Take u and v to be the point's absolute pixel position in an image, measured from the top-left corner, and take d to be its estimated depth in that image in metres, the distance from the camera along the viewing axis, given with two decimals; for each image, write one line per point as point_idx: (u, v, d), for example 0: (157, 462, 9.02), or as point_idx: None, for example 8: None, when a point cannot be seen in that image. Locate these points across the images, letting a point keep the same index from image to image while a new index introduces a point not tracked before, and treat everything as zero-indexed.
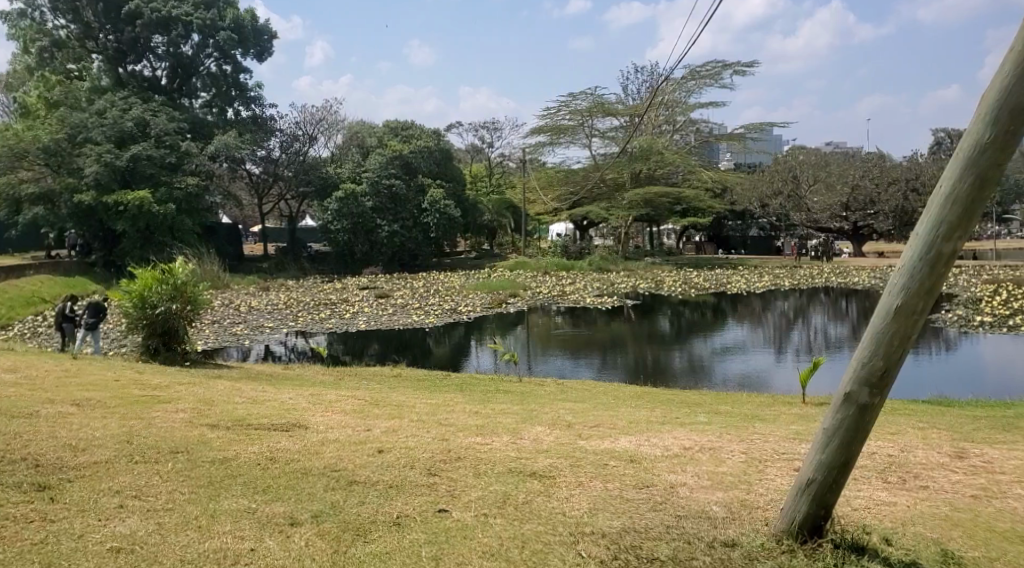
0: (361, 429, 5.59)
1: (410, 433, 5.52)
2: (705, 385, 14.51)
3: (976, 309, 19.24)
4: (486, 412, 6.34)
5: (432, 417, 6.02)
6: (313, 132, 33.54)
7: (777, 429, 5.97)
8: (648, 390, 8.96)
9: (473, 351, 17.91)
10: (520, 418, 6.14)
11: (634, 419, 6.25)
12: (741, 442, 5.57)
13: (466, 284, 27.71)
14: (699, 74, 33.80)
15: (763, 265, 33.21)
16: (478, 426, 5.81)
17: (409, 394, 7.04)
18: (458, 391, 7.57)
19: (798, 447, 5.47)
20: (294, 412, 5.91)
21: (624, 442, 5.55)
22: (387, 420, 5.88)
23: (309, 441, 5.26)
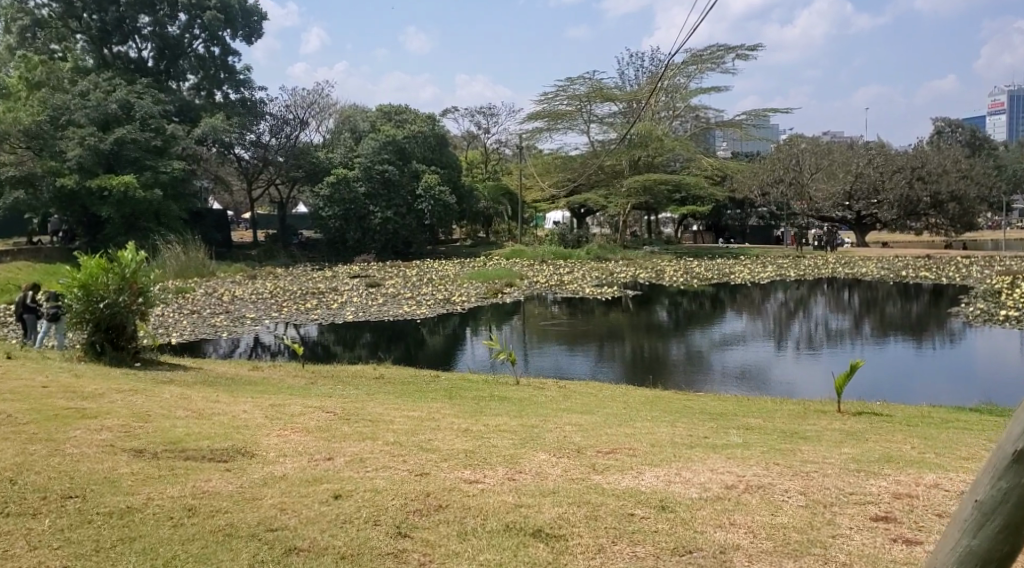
0: (316, 458, 4.60)
1: (378, 466, 4.53)
2: (708, 380, 13.53)
3: (998, 306, 18.35)
4: (477, 430, 5.35)
5: (411, 438, 5.03)
6: (303, 116, 32.55)
7: (835, 454, 4.98)
8: (660, 395, 7.99)
9: (468, 342, 16.93)
10: (518, 440, 5.16)
11: (659, 440, 5.27)
12: (794, 476, 4.58)
13: (461, 273, 26.74)
14: (701, 58, 32.70)
15: (767, 255, 32.30)
16: (467, 453, 4.82)
17: (388, 404, 6.04)
18: (446, 399, 6.59)
19: (867, 483, 4.48)
20: (244, 430, 4.93)
21: (650, 478, 4.57)
22: (354, 443, 4.89)
23: (247, 481, 4.28)
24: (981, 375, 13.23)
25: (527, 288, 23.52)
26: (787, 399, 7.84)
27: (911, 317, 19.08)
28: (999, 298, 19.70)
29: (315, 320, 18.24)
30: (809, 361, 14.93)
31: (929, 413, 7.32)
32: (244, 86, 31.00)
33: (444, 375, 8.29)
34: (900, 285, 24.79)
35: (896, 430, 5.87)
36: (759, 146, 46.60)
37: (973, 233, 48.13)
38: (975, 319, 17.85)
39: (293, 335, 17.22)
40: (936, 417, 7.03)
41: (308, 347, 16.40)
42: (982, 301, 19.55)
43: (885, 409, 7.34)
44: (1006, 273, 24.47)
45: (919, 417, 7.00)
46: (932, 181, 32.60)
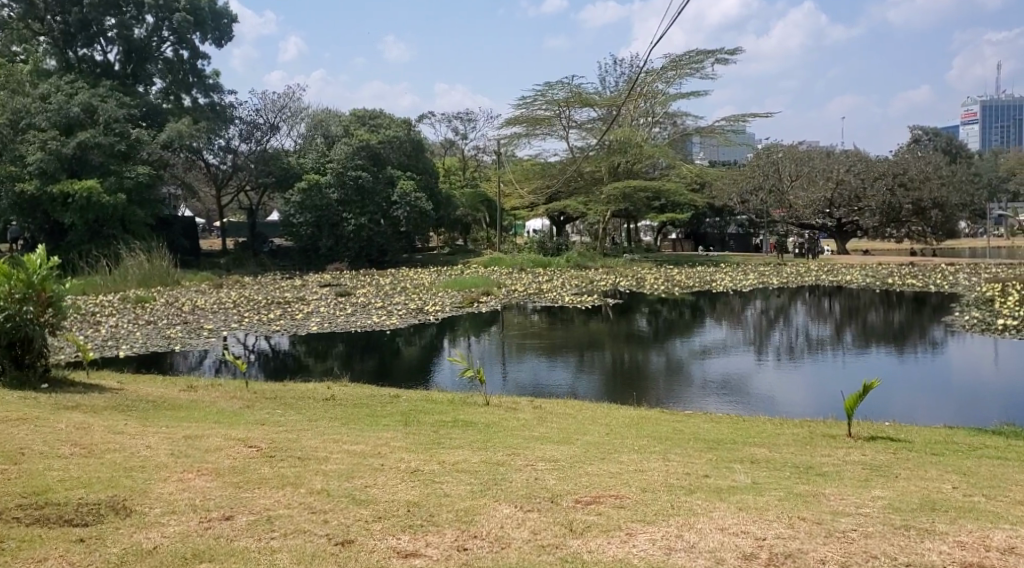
0: (208, 518, 3.92)
1: (288, 532, 3.82)
2: (689, 390, 12.67)
3: (992, 315, 17.72)
4: (429, 471, 4.52)
5: (343, 484, 4.31)
6: (274, 120, 31.68)
7: (868, 502, 4.13)
8: (647, 418, 7.12)
9: (443, 353, 16.03)
10: (478, 486, 4.34)
11: (653, 485, 4.40)
12: (827, 538, 3.74)
13: (437, 282, 25.82)
14: (680, 63, 31.75)
15: (748, 263, 31.64)
16: (409, 507, 4.05)
17: (328, 435, 5.16)
18: (399, 426, 5.71)
19: (921, 547, 3.65)
20: (129, 477, 4.29)
21: (643, 543, 3.74)
22: (269, 491, 4.19)
23: (101, 558, 3.57)
24: (963, 386, 12.45)
25: (505, 297, 22.62)
26: (793, 423, 7.03)
27: (895, 326, 18.38)
28: (992, 307, 18.96)
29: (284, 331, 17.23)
30: (793, 370, 14.15)
31: (952, 439, 6.52)
32: (213, 91, 29.98)
33: (405, 395, 7.39)
34: (882, 293, 24.07)
35: (930, 464, 5.04)
36: (734, 154, 46.05)
37: (951, 240, 47.79)
38: (968, 328, 17.08)
39: (259, 348, 16.15)
40: (962, 444, 6.22)
41: (275, 358, 15.49)
42: (976, 310, 18.85)
43: (901, 433, 6.62)
44: (995, 281, 23.84)
45: (941, 443, 6.22)
46: (913, 188, 31.88)
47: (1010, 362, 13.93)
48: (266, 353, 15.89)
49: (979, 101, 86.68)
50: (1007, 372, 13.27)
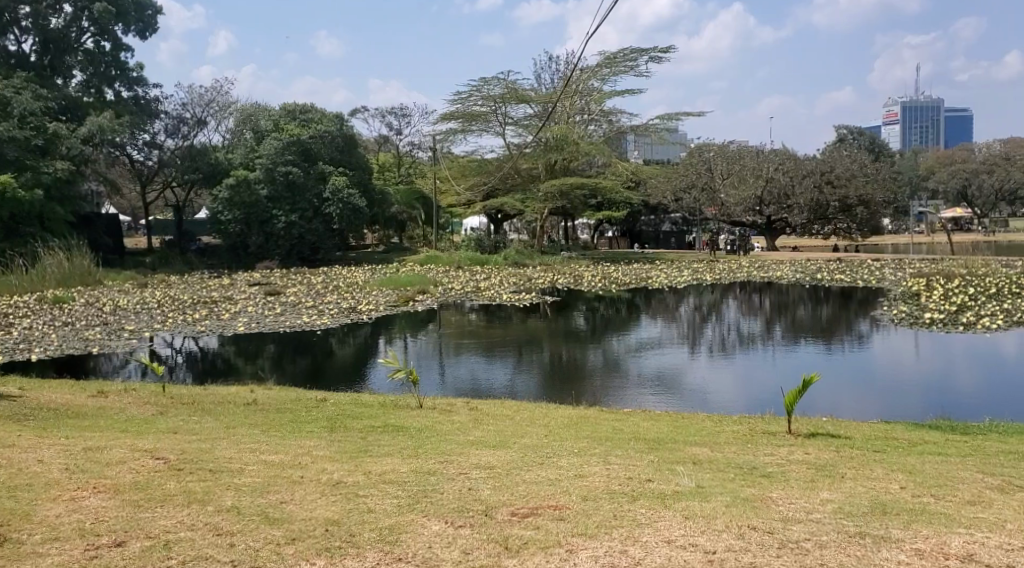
0: (97, 545, 3.71)
1: (190, 559, 3.63)
2: (625, 386, 12.55)
3: (920, 309, 18.00)
4: (353, 483, 4.33)
5: (256, 499, 4.12)
6: (201, 115, 30.79)
7: (818, 507, 4.02)
8: (585, 418, 6.87)
9: (379, 352, 15.64)
10: (405, 498, 4.15)
11: (593, 493, 4.23)
12: (780, 549, 3.63)
13: (370, 280, 25.34)
14: (615, 60, 31.64)
15: (682, 260, 31.82)
16: (328, 527, 3.86)
17: (243, 443, 4.91)
18: (324, 433, 5.38)
19: (877, 558, 3.56)
20: (16, 499, 4.06)
21: (586, 560, 3.59)
22: (170, 509, 4.01)
23: None
24: (889, 378, 12.57)
25: (441, 295, 22.28)
26: (736, 420, 6.85)
27: (825, 321, 18.53)
28: (920, 301, 19.25)
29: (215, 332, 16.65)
30: (729, 365, 14.10)
31: (894, 435, 6.40)
32: (137, 84, 28.97)
33: (331, 399, 7.07)
34: (812, 288, 24.34)
35: (875, 463, 4.90)
36: (668, 153, 46.42)
37: (876, 236, 48.93)
38: (899, 321, 17.19)
39: (187, 350, 15.64)
40: (904, 440, 6.08)
41: (205, 359, 14.97)
42: (905, 304, 19.14)
43: (841, 429, 6.48)
44: (920, 276, 24.32)
45: (882, 439, 6.09)
46: (840, 186, 32.39)
47: (938, 355, 14.10)
48: (193, 354, 15.39)
49: (899, 103, 89.54)
50: (930, 364, 13.45)
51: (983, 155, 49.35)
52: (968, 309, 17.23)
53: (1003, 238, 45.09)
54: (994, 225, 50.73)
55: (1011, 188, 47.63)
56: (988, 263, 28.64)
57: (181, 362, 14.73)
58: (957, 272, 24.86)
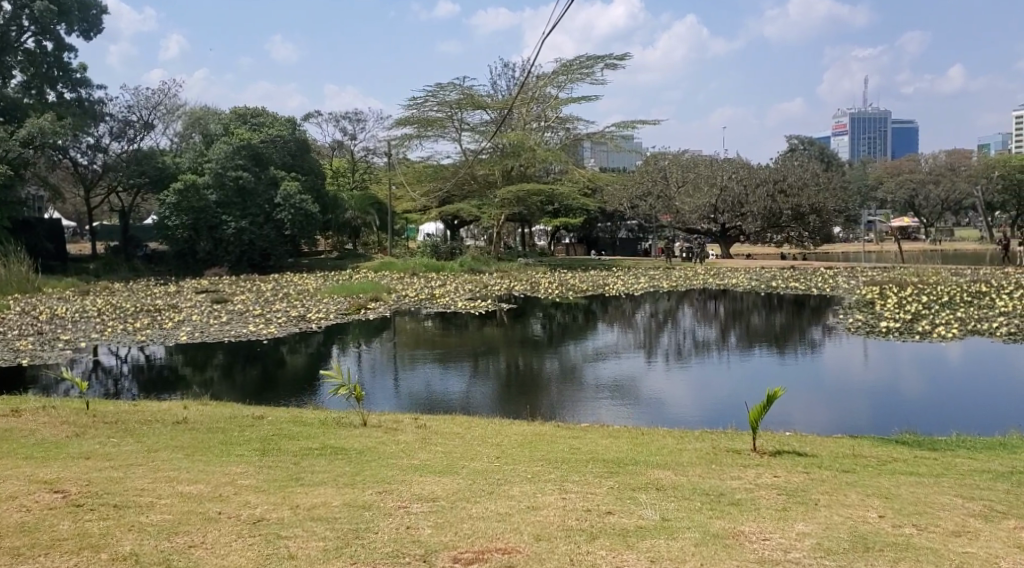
0: None
1: None
2: (580, 395, 12.21)
3: (875, 316, 17.99)
4: (275, 522, 4.14)
5: (160, 544, 3.92)
6: (148, 118, 29.99)
7: (799, 546, 3.92)
8: (539, 435, 6.49)
9: (333, 361, 15.15)
10: (333, 541, 3.96)
11: (546, 532, 4.06)
12: None
13: (322, 287, 24.80)
14: (571, 68, 31.46)
15: (638, 267, 31.73)
16: None
17: (155, 473, 4.71)
18: (253, 457, 5.01)
19: None
20: None
21: None
22: (56, 561, 3.79)
23: None
24: (837, 385, 12.41)
25: (394, 302, 21.83)
26: (698, 437, 6.58)
27: (778, 328, 18.44)
28: (874, 309, 19.15)
29: (164, 341, 16.02)
30: (688, 372, 13.84)
31: (861, 451, 6.11)
32: (80, 86, 28.05)
33: (270, 416, 6.70)
34: (765, 296, 24.24)
35: (848, 485, 4.67)
36: (624, 161, 46.35)
37: (828, 245, 49.41)
38: (856, 328, 16.93)
39: (133, 358, 15.18)
40: (872, 458, 5.76)
41: (151, 370, 14.40)
42: (859, 312, 19.14)
43: (806, 446, 6.24)
44: (873, 284, 24.39)
45: (849, 457, 5.80)
46: (793, 195, 32.59)
47: (899, 362, 13.94)
48: (140, 362, 14.94)
49: (848, 114, 91.12)
50: (888, 370, 13.28)
51: (930, 166, 50.04)
52: (923, 317, 17.25)
53: (950, 246, 45.77)
54: (940, 234, 51.55)
55: (956, 198, 48.45)
56: (939, 271, 28.90)
57: (125, 375, 14.11)
58: (908, 280, 25.06)
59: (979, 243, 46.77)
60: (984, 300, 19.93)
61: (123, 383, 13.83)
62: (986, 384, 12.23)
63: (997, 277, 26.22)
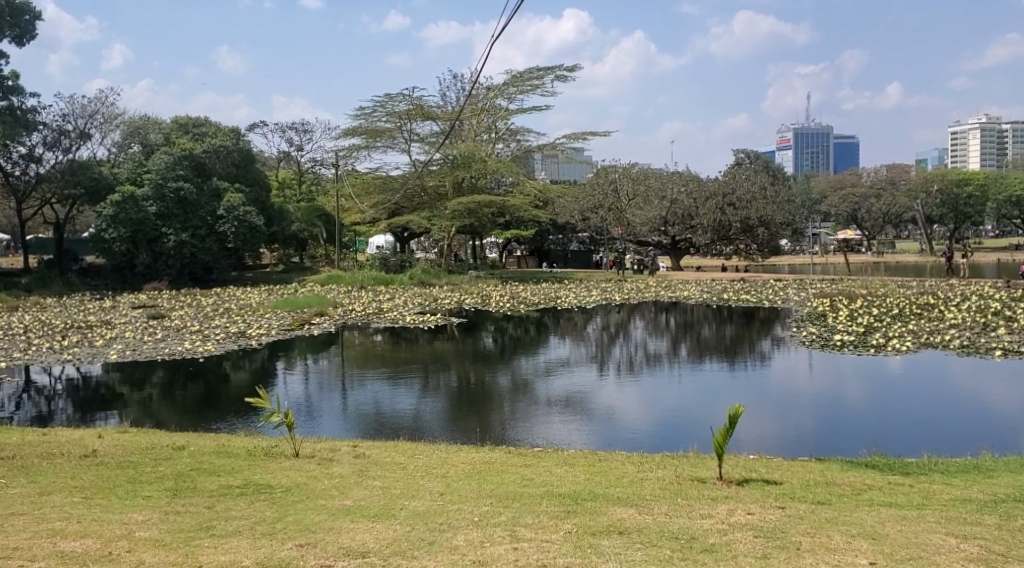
0: None
1: None
2: (532, 410, 11.70)
3: (829, 328, 17.75)
4: None
5: None
6: (84, 127, 28.94)
7: None
8: (488, 464, 5.99)
9: (279, 379, 14.48)
10: None
11: None
12: None
13: (266, 301, 23.99)
14: (521, 79, 31.04)
15: (590, 279, 31.42)
16: None
17: (40, 529, 4.16)
18: (162, 504, 4.49)
19: None
20: None
21: None
22: None
23: None
24: (784, 397, 12.08)
25: (340, 317, 21.15)
26: (659, 465, 6.14)
27: (728, 340, 18.14)
28: (827, 322, 18.90)
29: (100, 359, 15.20)
30: (641, 385, 13.42)
31: (832, 478, 5.71)
32: (11, 93, 26.90)
33: (193, 448, 6.11)
34: (715, 308, 23.97)
35: (830, 525, 4.28)
36: (574, 173, 46.16)
37: (776, 257, 49.75)
38: (810, 339, 16.64)
39: (66, 377, 14.46)
40: (845, 486, 5.34)
41: (86, 389, 13.71)
42: (813, 325, 18.93)
43: (772, 472, 5.82)
44: (823, 296, 24.34)
45: (821, 485, 5.36)
46: (742, 207, 32.38)
47: (854, 373, 13.60)
48: (75, 381, 14.26)
49: (792, 130, 92.91)
50: (845, 383, 12.93)
51: (873, 178, 50.78)
52: (876, 329, 17.04)
53: (894, 258, 46.36)
54: (883, 246, 52.29)
55: (898, 211, 49.21)
56: (886, 283, 29.01)
57: (58, 395, 13.41)
58: (858, 292, 25.07)
59: (921, 255, 47.51)
60: (933, 312, 19.87)
61: (55, 403, 13.08)
62: (931, 395, 11.97)
63: (943, 288, 26.39)
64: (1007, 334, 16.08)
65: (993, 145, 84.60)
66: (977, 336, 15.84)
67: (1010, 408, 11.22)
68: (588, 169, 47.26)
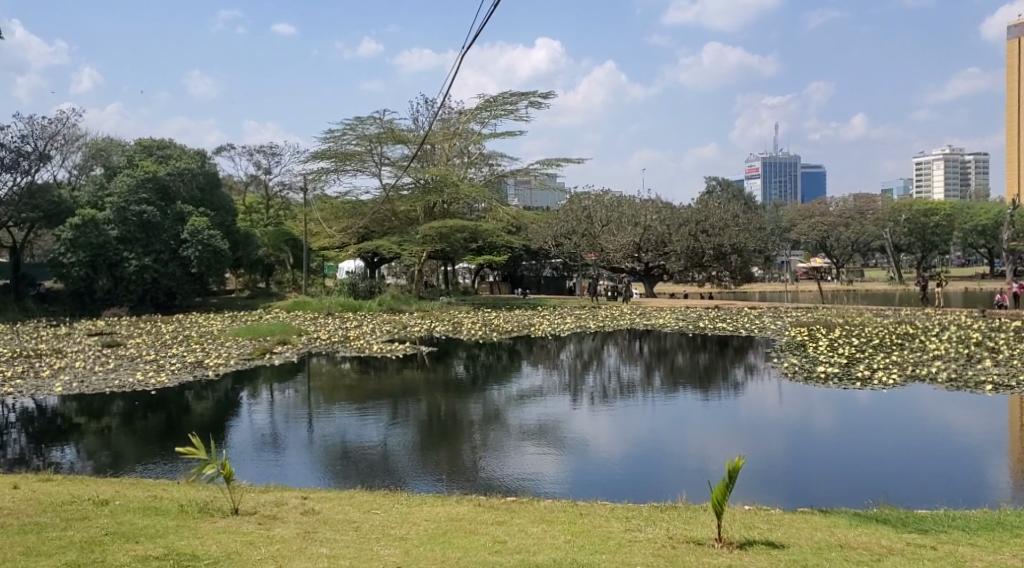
0: None
1: None
2: (504, 439, 11.01)
3: (810, 359, 17.19)
4: None
5: None
6: (43, 148, 27.93)
7: None
8: (456, 522, 5.31)
9: (244, 408, 13.72)
10: None
11: None
12: None
13: (229, 328, 23.09)
14: (494, 103, 30.47)
15: (563, 306, 30.81)
16: None
17: None
18: None
19: None
20: None
21: None
22: None
23: None
24: (753, 425, 11.53)
25: (304, 345, 20.33)
26: (648, 522, 5.47)
27: (701, 368, 17.54)
28: (806, 352, 18.34)
29: (51, 389, 14.34)
30: (615, 413, 12.77)
31: (843, 538, 5.08)
32: None
33: (119, 505, 5.40)
34: (689, 336, 23.36)
35: None
36: (546, 200, 45.60)
37: (748, 284, 49.44)
38: (792, 371, 16.04)
39: (20, 408, 13.69)
40: (862, 550, 4.70)
41: (42, 420, 12.98)
42: (794, 355, 18.36)
43: (773, 531, 5.18)
44: (800, 325, 23.87)
45: (835, 549, 4.73)
46: (714, 235, 32.04)
47: (832, 403, 12.97)
48: (29, 412, 13.53)
49: (760, 158, 93.43)
50: (825, 413, 12.28)
51: (841, 206, 50.82)
52: (858, 360, 16.50)
53: (864, 286, 46.25)
54: (852, 275, 52.26)
55: (865, 240, 49.19)
56: (860, 311, 28.70)
57: (11, 426, 12.70)
58: (835, 321, 24.64)
59: (891, 283, 47.44)
60: (914, 342, 19.40)
61: (9, 433, 12.34)
62: (902, 422, 11.49)
63: (919, 317, 26.07)
64: (994, 365, 15.56)
65: (956, 175, 85.73)
66: (964, 367, 15.31)
67: (982, 434, 10.78)
68: (559, 195, 46.78)
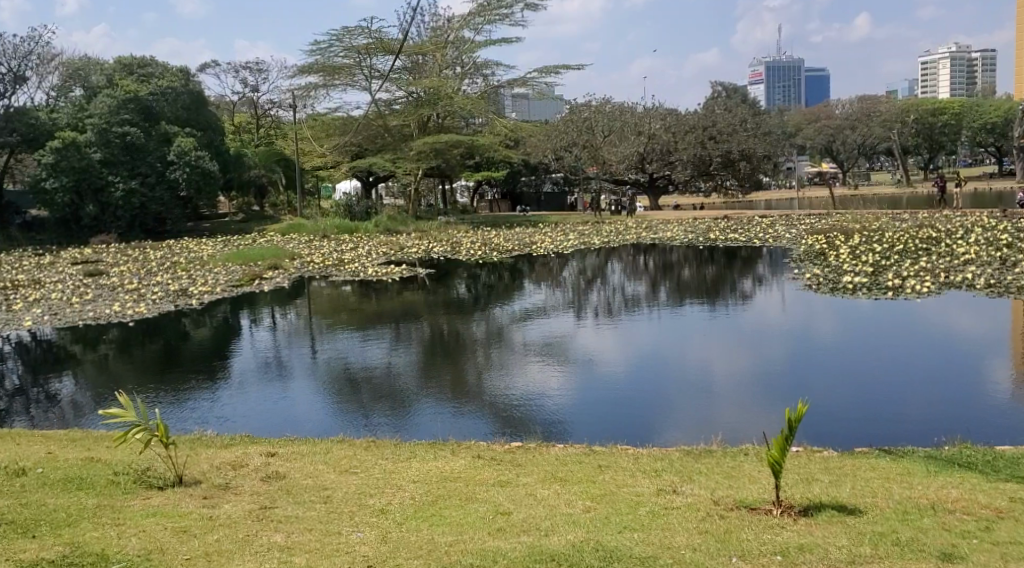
0: None
1: None
2: (509, 358, 10.02)
3: (833, 269, 16.07)
4: None
5: None
6: (17, 69, 26.43)
7: None
8: (449, 485, 4.32)
9: (246, 332, 12.87)
10: None
11: None
12: None
13: (220, 253, 22.02)
14: (488, 8, 28.72)
15: (566, 222, 29.56)
16: None
17: None
18: None
19: None
20: None
21: None
22: None
23: None
24: (751, 333, 10.58)
25: (297, 270, 19.26)
26: (692, 480, 4.46)
27: (707, 281, 16.54)
28: (827, 262, 17.21)
29: (29, 321, 13.41)
30: (625, 328, 11.79)
31: (933, 496, 4.05)
32: None
33: (54, 475, 4.45)
34: (697, 249, 22.20)
35: None
36: (544, 112, 43.81)
37: (754, 193, 48.01)
38: (814, 283, 14.91)
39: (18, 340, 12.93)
40: (963, 515, 3.70)
41: (37, 349, 12.19)
42: (815, 265, 17.25)
43: (845, 491, 4.17)
44: (816, 233, 22.67)
45: (927, 514, 3.73)
46: (722, 140, 30.83)
47: (833, 309, 11.96)
48: (24, 343, 12.78)
49: (761, 62, 90.41)
50: (827, 321, 11.27)
51: (848, 109, 49.04)
52: (887, 269, 15.34)
53: (872, 190, 44.82)
54: (860, 179, 50.73)
55: (873, 143, 47.43)
56: (874, 216, 27.45)
57: (6, 357, 11.84)
58: (851, 228, 23.44)
59: (899, 186, 45.98)
60: (941, 247, 18.21)
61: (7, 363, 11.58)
62: (904, 325, 10.57)
63: (938, 220, 24.80)
64: None
65: (963, 74, 83.30)
66: (1000, 272, 14.19)
67: (990, 331, 9.91)
68: (558, 107, 44.96)
